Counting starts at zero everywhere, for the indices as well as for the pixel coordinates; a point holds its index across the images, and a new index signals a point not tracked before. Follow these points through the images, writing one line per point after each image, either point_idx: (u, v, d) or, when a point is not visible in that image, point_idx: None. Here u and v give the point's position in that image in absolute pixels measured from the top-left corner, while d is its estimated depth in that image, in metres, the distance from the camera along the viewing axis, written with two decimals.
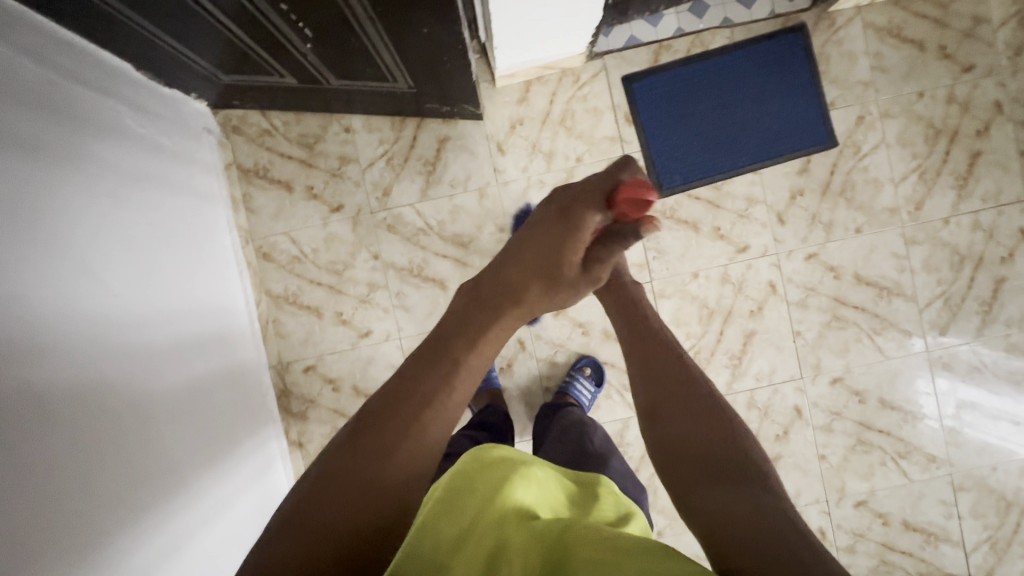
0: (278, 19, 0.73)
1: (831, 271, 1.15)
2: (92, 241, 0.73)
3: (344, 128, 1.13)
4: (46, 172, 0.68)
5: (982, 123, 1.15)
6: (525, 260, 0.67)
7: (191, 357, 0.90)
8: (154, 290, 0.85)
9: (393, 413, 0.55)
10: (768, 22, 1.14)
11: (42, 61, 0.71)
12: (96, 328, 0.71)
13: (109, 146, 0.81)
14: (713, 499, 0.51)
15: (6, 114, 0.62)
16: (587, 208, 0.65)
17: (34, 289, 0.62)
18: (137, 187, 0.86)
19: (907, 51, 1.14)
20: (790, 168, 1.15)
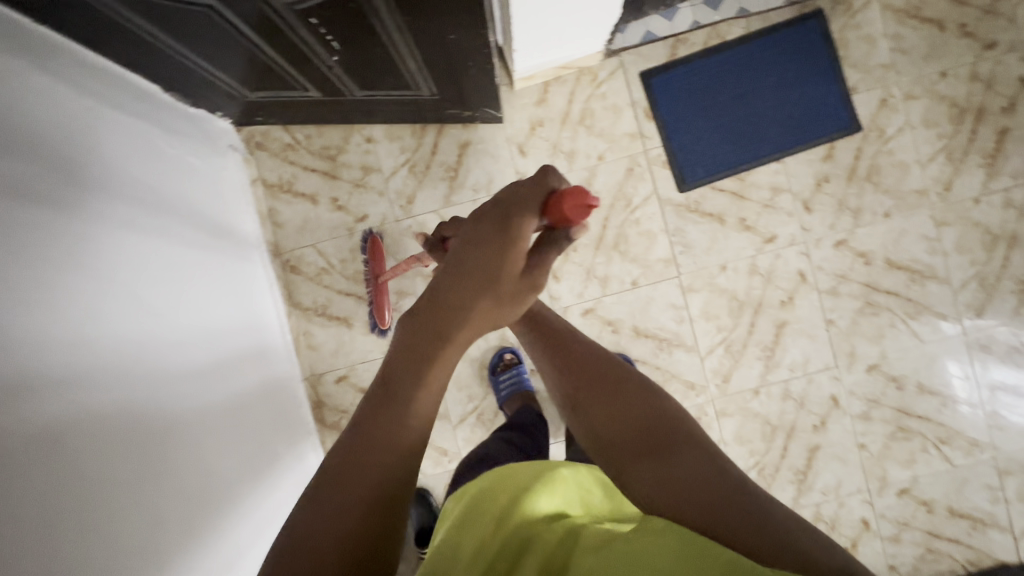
0: (308, 35, 0.74)
1: (861, 257, 1.14)
2: (133, 263, 0.76)
3: (365, 138, 1.14)
4: (86, 198, 0.70)
5: (1008, 100, 1.13)
6: (464, 285, 0.55)
7: (231, 371, 0.92)
8: (194, 307, 0.87)
9: (362, 450, 0.49)
10: (784, 10, 1.13)
11: (77, 87, 0.73)
12: (138, 346, 0.72)
13: (141, 167, 0.83)
14: (649, 471, 0.49)
15: (44, 144, 0.64)
16: (524, 217, 0.56)
17: (81, 313, 0.64)
18: (172, 208, 0.88)
19: (927, 31, 1.13)
20: (814, 155, 1.14)
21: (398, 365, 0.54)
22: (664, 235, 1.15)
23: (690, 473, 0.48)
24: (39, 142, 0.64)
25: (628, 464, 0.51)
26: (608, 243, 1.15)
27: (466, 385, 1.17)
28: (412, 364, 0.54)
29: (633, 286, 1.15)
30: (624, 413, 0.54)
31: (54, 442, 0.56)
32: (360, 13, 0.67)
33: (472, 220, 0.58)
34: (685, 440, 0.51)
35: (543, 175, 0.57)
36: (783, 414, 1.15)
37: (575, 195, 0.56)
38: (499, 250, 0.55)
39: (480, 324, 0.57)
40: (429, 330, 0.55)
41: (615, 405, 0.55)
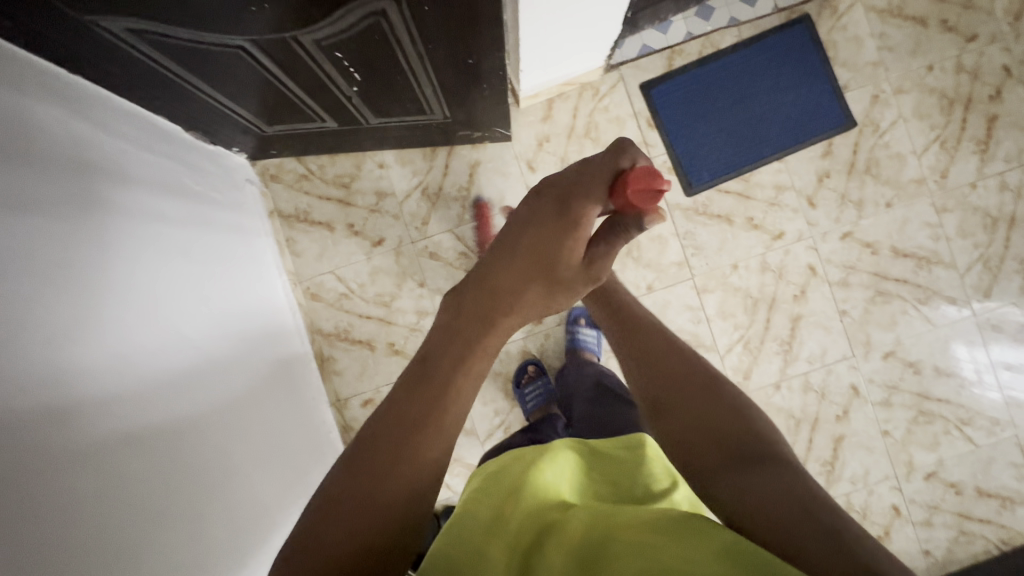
0: (333, 70, 0.76)
1: (868, 247, 1.17)
2: (170, 297, 0.78)
3: (377, 164, 1.17)
4: (125, 237, 0.72)
5: (994, 88, 1.18)
6: (517, 263, 0.58)
7: (264, 400, 0.93)
8: (227, 338, 0.88)
9: (393, 435, 0.50)
10: (772, 17, 1.18)
11: (112, 131, 0.76)
12: (181, 376, 0.74)
13: (170, 203, 0.85)
14: (736, 481, 0.48)
15: (86, 185, 0.67)
16: (586, 201, 0.56)
17: (127, 348, 0.66)
18: (202, 242, 0.90)
19: (911, 28, 1.18)
20: (813, 152, 1.18)
21: (445, 347, 0.55)
22: (674, 239, 1.17)
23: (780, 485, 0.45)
24: (83, 184, 0.67)
25: (716, 471, 0.50)
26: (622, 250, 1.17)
27: (491, 399, 1.18)
28: (458, 348, 0.56)
29: (648, 290, 1.17)
30: (715, 422, 0.54)
31: (110, 475, 0.58)
32: (384, 44, 0.70)
33: (529, 197, 0.58)
34: (781, 461, 0.49)
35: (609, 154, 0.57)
36: (806, 406, 1.16)
37: (639, 181, 0.55)
38: (559, 232, 0.56)
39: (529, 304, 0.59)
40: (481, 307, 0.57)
41: (700, 410, 0.56)
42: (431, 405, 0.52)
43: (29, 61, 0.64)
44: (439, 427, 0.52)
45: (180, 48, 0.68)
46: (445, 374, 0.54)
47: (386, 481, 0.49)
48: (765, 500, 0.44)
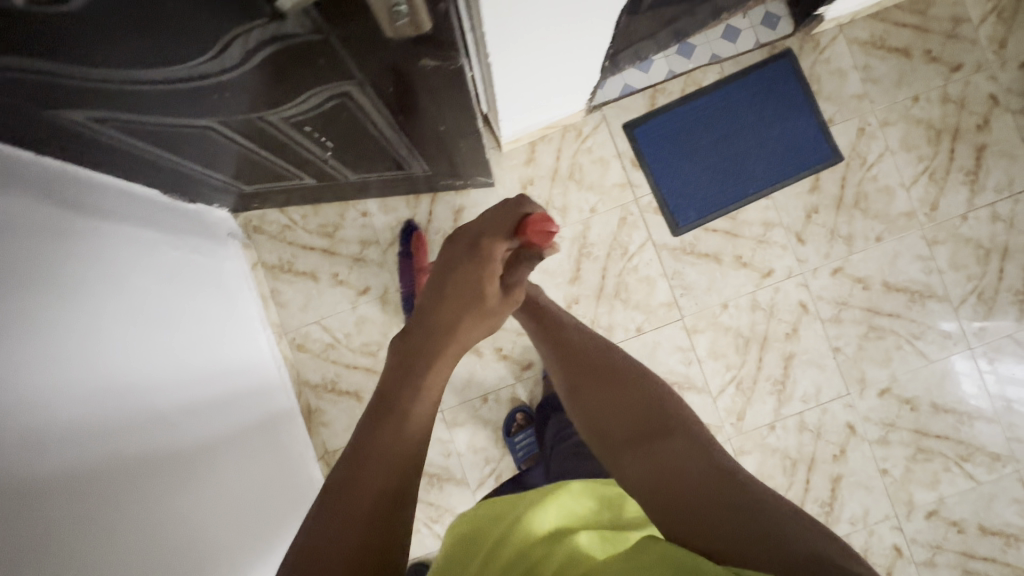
0: (303, 139, 0.75)
1: (859, 282, 1.15)
2: (149, 360, 0.77)
3: (361, 212, 1.16)
4: (98, 304, 0.71)
5: (981, 118, 1.16)
6: (450, 299, 0.64)
7: (245, 456, 0.91)
8: (208, 394, 0.87)
9: (367, 451, 0.52)
10: (754, 52, 1.17)
11: (73, 205, 0.74)
12: (155, 443, 0.71)
13: (145, 268, 0.84)
14: (646, 459, 0.53)
15: (53, 257, 0.66)
16: (496, 239, 0.64)
17: (105, 416, 0.65)
18: (179, 300, 0.89)
19: (895, 59, 1.17)
20: (801, 188, 1.16)
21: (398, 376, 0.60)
22: (663, 279, 1.16)
23: (683, 460, 0.52)
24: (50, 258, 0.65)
25: (625, 450, 0.56)
26: (609, 292, 1.16)
27: (482, 447, 1.16)
28: (409, 368, 0.60)
29: (638, 332, 1.16)
30: (619, 407, 0.61)
31: (80, 553, 0.55)
32: (353, 117, 0.69)
33: (447, 246, 0.66)
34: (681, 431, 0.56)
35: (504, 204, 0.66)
36: (801, 446, 1.14)
37: (540, 222, 0.63)
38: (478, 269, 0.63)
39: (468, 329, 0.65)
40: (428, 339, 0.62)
41: (609, 395, 0.63)
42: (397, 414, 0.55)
43: None
44: (404, 426, 0.55)
45: (148, 128, 0.67)
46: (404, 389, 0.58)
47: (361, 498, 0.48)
48: (676, 478, 0.50)
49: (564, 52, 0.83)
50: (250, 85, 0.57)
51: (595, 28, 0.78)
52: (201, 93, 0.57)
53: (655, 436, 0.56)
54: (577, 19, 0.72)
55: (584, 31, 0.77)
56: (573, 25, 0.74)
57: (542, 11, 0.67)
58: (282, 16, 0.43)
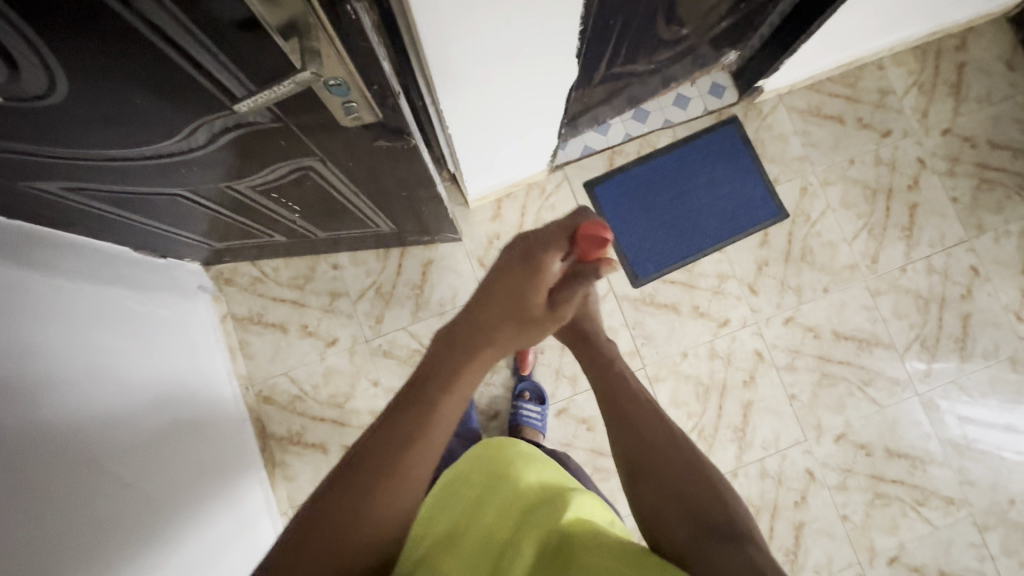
0: (270, 202, 0.80)
1: (809, 331, 1.21)
2: (102, 419, 0.76)
3: (331, 265, 1.19)
4: (53, 365, 0.72)
5: (912, 179, 1.26)
6: (491, 305, 0.57)
7: (197, 515, 0.88)
8: (161, 452, 0.86)
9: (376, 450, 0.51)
10: (703, 118, 1.26)
11: (37, 267, 0.75)
12: (101, 507, 0.69)
13: (106, 327, 0.85)
14: (713, 557, 0.51)
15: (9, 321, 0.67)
16: (549, 253, 0.57)
17: (53, 475, 0.64)
18: (137, 358, 0.89)
19: (831, 126, 1.27)
20: (751, 242, 1.24)
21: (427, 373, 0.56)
22: (624, 329, 1.20)
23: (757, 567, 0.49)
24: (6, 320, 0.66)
25: (688, 546, 0.53)
26: None
27: None
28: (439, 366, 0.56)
29: None
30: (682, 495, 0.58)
31: None
32: (319, 186, 0.74)
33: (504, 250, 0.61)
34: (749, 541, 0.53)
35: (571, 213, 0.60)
36: (764, 493, 1.16)
37: (595, 233, 0.57)
38: (524, 281, 0.57)
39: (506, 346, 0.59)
40: (461, 338, 0.57)
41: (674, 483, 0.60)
42: (415, 427, 0.52)
43: None
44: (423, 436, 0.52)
45: (118, 195, 0.71)
46: (428, 397, 0.54)
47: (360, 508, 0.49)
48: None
49: (520, 121, 0.90)
50: (216, 161, 0.61)
51: (546, 101, 0.85)
52: (170, 167, 0.62)
53: (723, 537, 0.53)
54: (528, 91, 0.80)
55: (536, 103, 0.84)
56: (524, 97, 0.81)
57: (493, 85, 0.73)
58: (242, 111, 0.48)
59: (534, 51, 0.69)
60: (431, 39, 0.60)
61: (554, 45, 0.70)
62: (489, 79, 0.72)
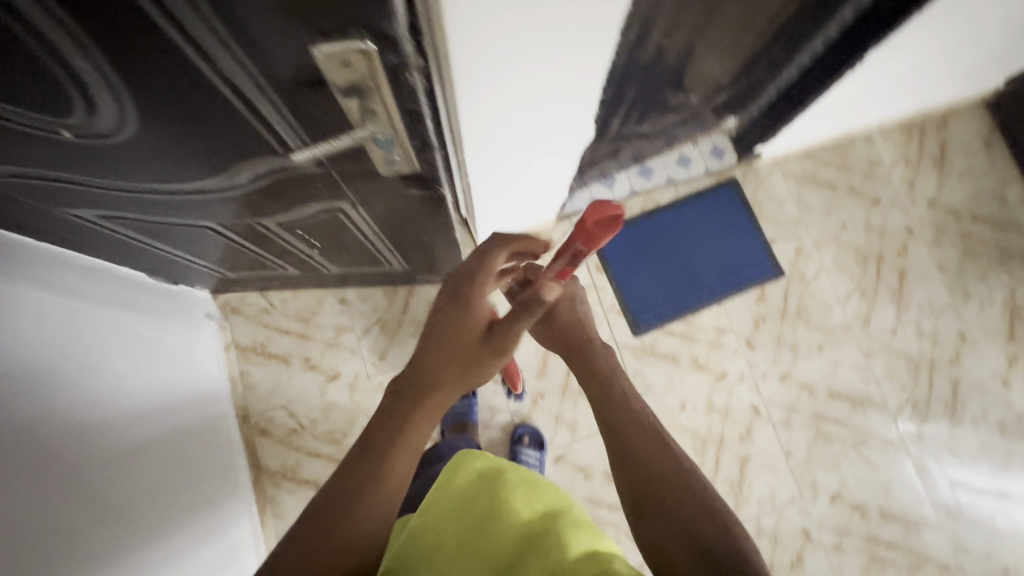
0: (292, 238, 0.83)
1: (805, 388, 1.24)
2: (102, 440, 0.77)
3: (339, 300, 1.21)
4: (64, 386, 0.73)
5: (900, 245, 1.33)
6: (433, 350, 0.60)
7: (184, 544, 0.87)
8: (155, 476, 0.86)
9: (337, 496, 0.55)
10: (704, 178, 1.33)
11: (59, 288, 0.79)
12: (89, 530, 0.69)
13: (115, 350, 0.87)
14: None
15: (27, 340, 0.69)
16: (474, 290, 0.60)
17: (49, 495, 0.64)
18: (142, 381, 0.91)
19: (824, 192, 1.34)
20: (749, 298, 1.28)
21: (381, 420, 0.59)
22: None
23: None
24: (24, 340, 0.69)
25: None
26: (574, 388, 1.20)
27: None
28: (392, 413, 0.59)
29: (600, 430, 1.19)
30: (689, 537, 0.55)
31: None
32: (343, 225, 0.77)
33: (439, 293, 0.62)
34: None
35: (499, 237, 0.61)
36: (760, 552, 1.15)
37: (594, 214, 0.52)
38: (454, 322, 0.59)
39: (450, 390, 0.60)
40: (410, 385, 0.60)
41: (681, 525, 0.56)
42: (371, 473, 0.56)
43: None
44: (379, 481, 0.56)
45: (147, 224, 0.73)
46: (383, 443, 0.57)
47: (325, 554, 0.53)
48: None
49: (530, 163, 0.90)
50: (251, 199, 0.64)
51: (558, 144, 0.85)
52: (206, 203, 0.65)
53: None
54: (543, 133, 0.79)
55: (547, 146, 0.85)
56: (538, 139, 0.81)
57: (515, 128, 0.73)
58: (293, 157, 0.51)
59: (555, 95, 0.69)
60: (463, 86, 0.58)
61: (575, 89, 0.69)
62: (510, 121, 0.71)
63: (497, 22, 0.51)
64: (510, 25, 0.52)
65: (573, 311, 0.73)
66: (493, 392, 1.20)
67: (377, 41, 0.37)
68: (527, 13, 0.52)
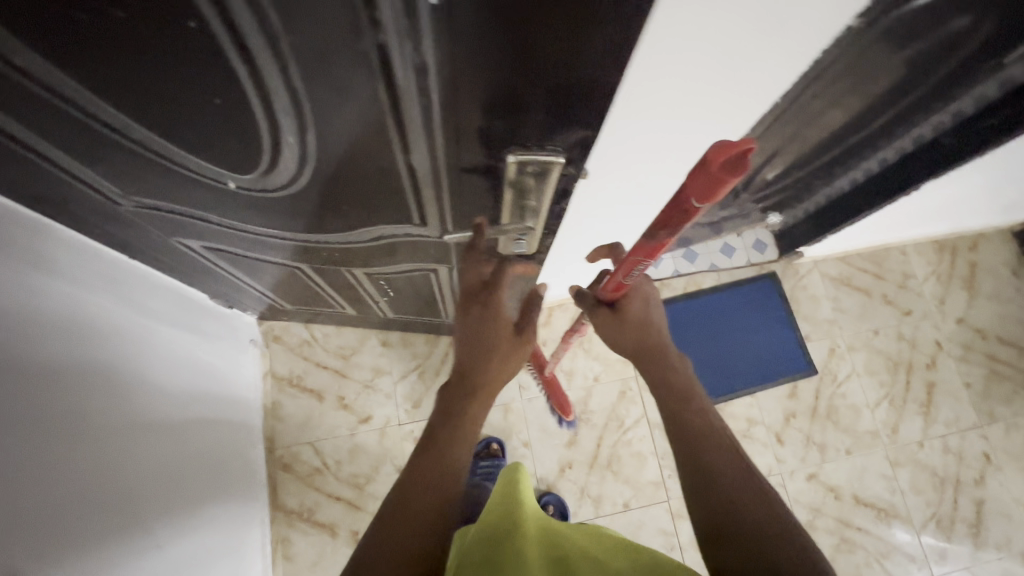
0: (369, 283, 0.87)
1: (831, 491, 1.24)
2: (139, 446, 0.75)
3: (380, 342, 1.22)
4: (121, 395, 0.73)
5: (930, 358, 1.36)
6: (474, 348, 0.62)
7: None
8: (178, 491, 0.82)
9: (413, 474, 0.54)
10: (746, 268, 1.37)
11: (134, 302, 0.80)
12: (105, 535, 0.65)
13: (167, 362, 0.86)
14: None
15: (97, 349, 0.70)
16: (491, 296, 0.64)
17: (72, 495, 0.61)
18: (187, 395, 0.90)
19: (859, 297, 1.38)
20: (780, 392, 1.30)
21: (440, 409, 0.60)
22: (653, 457, 1.20)
23: None
24: (96, 348, 0.69)
25: None
26: (602, 462, 1.20)
27: None
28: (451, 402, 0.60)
29: (625, 508, 1.17)
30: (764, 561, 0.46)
31: None
32: (425, 278, 0.82)
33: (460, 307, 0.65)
34: None
35: (472, 252, 0.61)
36: None
37: (718, 153, 0.37)
38: (479, 325, 0.63)
39: (501, 375, 0.63)
40: (456, 378, 0.62)
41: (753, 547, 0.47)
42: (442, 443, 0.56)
43: (90, 247, 0.72)
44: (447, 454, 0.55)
45: (239, 257, 0.76)
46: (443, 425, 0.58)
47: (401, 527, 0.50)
48: None
49: (622, 226, 0.83)
50: (358, 252, 0.68)
51: (660, 210, 0.77)
52: (314, 250, 0.68)
53: None
54: (647, 196, 0.72)
55: (648, 212, 0.77)
56: (641, 200, 0.73)
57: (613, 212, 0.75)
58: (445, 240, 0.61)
59: (676, 163, 0.63)
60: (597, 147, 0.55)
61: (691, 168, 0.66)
62: (620, 175, 0.64)
63: (660, 61, 0.43)
64: (667, 70, 0.45)
65: (645, 309, 0.65)
66: (521, 455, 1.19)
67: (570, 151, 0.42)
68: (692, 58, 0.44)
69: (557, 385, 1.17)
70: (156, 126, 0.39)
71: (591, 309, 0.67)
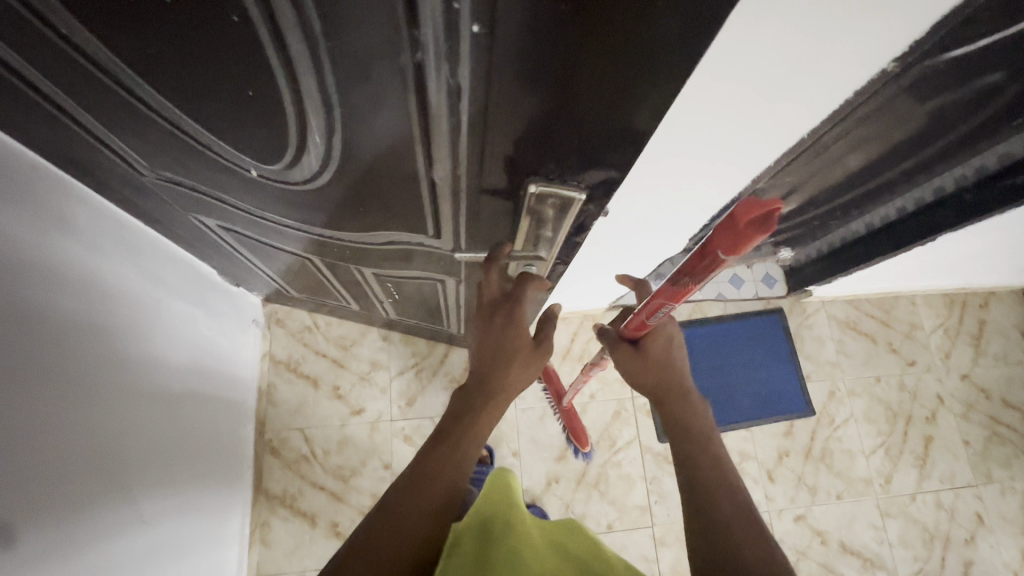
0: (375, 285, 0.87)
1: (818, 534, 1.23)
2: (135, 414, 0.75)
3: (381, 336, 1.22)
4: (123, 361, 0.73)
5: (930, 411, 1.34)
6: (489, 355, 0.58)
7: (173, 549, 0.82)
8: (167, 463, 0.82)
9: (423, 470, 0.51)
10: (753, 301, 1.37)
11: (147, 272, 0.81)
12: (92, 498, 0.65)
13: (172, 335, 0.87)
14: None
15: (107, 313, 0.70)
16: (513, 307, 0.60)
17: (64, 453, 0.61)
18: (187, 369, 0.90)
19: (864, 342, 1.37)
20: (776, 430, 1.29)
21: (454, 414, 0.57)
22: (641, 481, 1.19)
23: None
24: (105, 313, 0.70)
25: None
26: (590, 480, 1.19)
27: None
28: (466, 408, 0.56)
29: (608, 529, 1.16)
30: None
31: None
32: (431, 288, 0.82)
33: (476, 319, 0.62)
34: None
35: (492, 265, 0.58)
36: None
37: (743, 212, 0.36)
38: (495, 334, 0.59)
39: (516, 382, 0.59)
40: (473, 384, 0.58)
41: None
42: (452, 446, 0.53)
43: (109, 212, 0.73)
44: (456, 457, 0.52)
45: (252, 240, 0.77)
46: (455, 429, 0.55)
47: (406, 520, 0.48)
48: None
49: (639, 248, 0.83)
50: (369, 254, 0.68)
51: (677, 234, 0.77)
52: (326, 245, 0.69)
53: None
54: (669, 220, 0.72)
55: (667, 237, 0.78)
56: (663, 223, 0.73)
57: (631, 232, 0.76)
58: (456, 255, 0.62)
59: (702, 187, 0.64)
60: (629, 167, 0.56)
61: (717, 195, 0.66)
62: (646, 197, 0.64)
63: (701, 84, 0.43)
64: (705, 97, 0.45)
65: (668, 349, 0.64)
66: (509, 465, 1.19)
67: (583, 189, 0.44)
68: (738, 88, 0.44)
69: (572, 415, 1.13)
70: (203, 111, 0.39)
71: (613, 343, 0.67)
